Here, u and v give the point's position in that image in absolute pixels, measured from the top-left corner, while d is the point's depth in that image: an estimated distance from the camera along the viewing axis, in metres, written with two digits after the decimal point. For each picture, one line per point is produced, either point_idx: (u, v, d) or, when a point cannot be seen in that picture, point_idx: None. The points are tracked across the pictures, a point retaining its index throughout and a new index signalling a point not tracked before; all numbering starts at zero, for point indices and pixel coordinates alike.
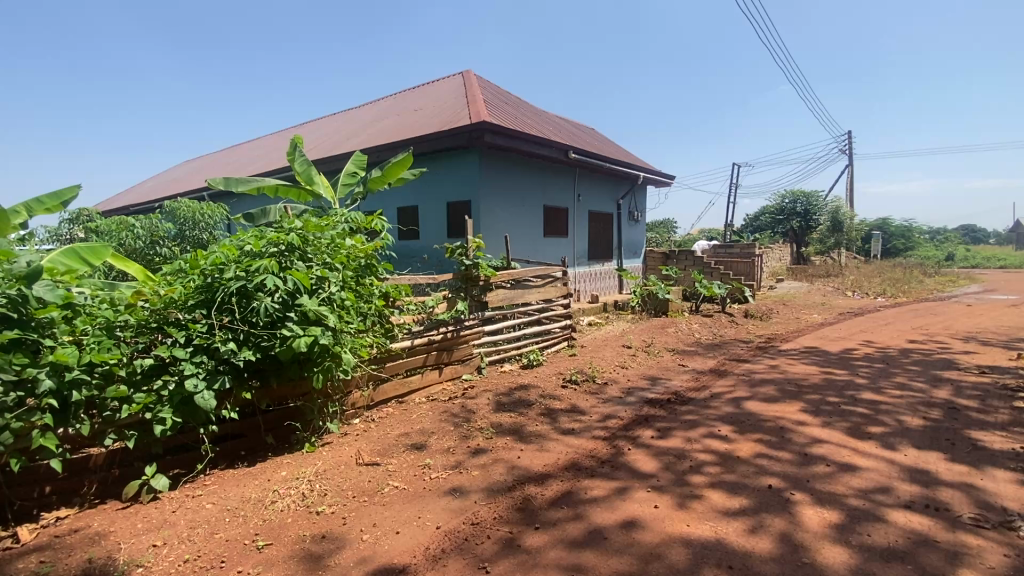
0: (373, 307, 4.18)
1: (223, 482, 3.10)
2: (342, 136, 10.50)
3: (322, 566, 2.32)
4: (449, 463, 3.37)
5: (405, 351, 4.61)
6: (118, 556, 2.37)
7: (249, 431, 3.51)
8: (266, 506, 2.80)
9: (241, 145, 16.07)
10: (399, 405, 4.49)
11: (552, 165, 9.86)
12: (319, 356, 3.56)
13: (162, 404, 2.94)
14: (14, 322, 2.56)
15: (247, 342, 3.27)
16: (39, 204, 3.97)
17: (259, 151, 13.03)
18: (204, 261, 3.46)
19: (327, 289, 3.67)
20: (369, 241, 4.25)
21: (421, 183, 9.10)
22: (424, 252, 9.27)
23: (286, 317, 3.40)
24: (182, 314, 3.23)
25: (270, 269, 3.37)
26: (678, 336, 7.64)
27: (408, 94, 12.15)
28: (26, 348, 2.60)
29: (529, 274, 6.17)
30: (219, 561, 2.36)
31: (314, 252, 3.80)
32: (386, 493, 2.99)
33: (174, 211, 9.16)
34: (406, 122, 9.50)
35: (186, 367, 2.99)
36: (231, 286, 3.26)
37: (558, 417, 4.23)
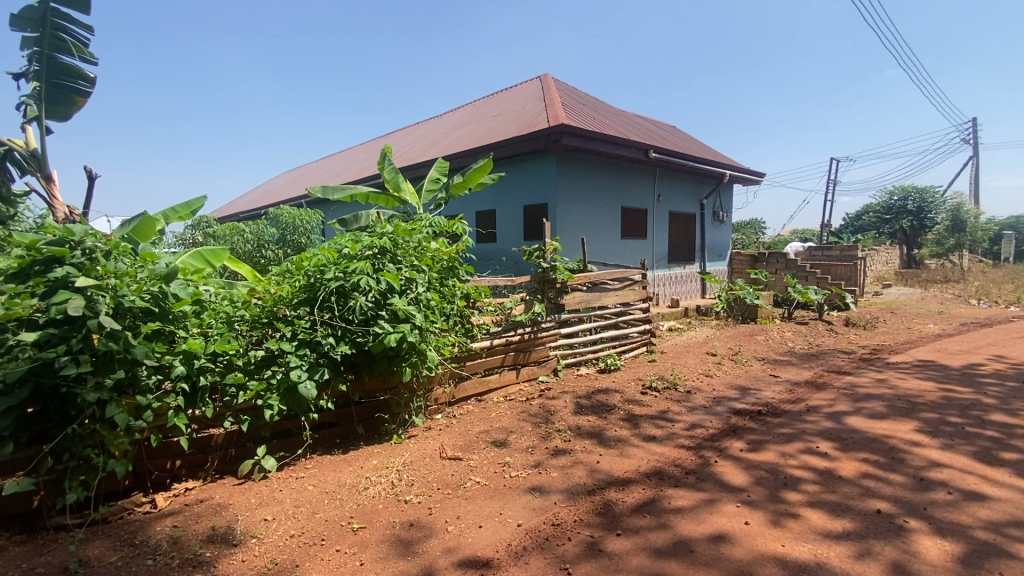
0: (456, 308, 4.34)
1: (322, 466, 3.36)
2: (425, 144, 10.94)
3: (412, 552, 2.44)
4: (528, 462, 3.41)
5: (485, 350, 4.72)
6: (236, 526, 2.64)
7: (343, 421, 3.78)
8: (360, 491, 3.00)
9: (333, 155, 17.26)
10: (478, 404, 4.59)
11: (631, 165, 9.66)
12: (407, 353, 3.76)
13: (272, 391, 3.25)
14: (155, 315, 2.94)
15: (344, 338, 3.53)
16: (174, 212, 4.53)
17: (349, 162, 13.95)
18: (308, 263, 3.78)
19: (415, 290, 3.87)
20: (452, 244, 4.43)
21: (499, 187, 9.27)
22: (502, 254, 9.42)
23: (378, 315, 3.62)
24: (289, 311, 3.54)
25: (365, 270, 3.63)
26: (768, 345, 7.16)
27: (487, 101, 12.43)
28: (164, 337, 2.98)
29: (607, 277, 6.10)
30: (320, 539, 2.56)
31: (403, 256, 4.02)
32: (468, 488, 3.08)
33: (278, 217, 10.04)
34: (486, 128, 9.77)
35: (291, 359, 3.28)
36: (331, 286, 3.53)
37: (640, 423, 4.13)
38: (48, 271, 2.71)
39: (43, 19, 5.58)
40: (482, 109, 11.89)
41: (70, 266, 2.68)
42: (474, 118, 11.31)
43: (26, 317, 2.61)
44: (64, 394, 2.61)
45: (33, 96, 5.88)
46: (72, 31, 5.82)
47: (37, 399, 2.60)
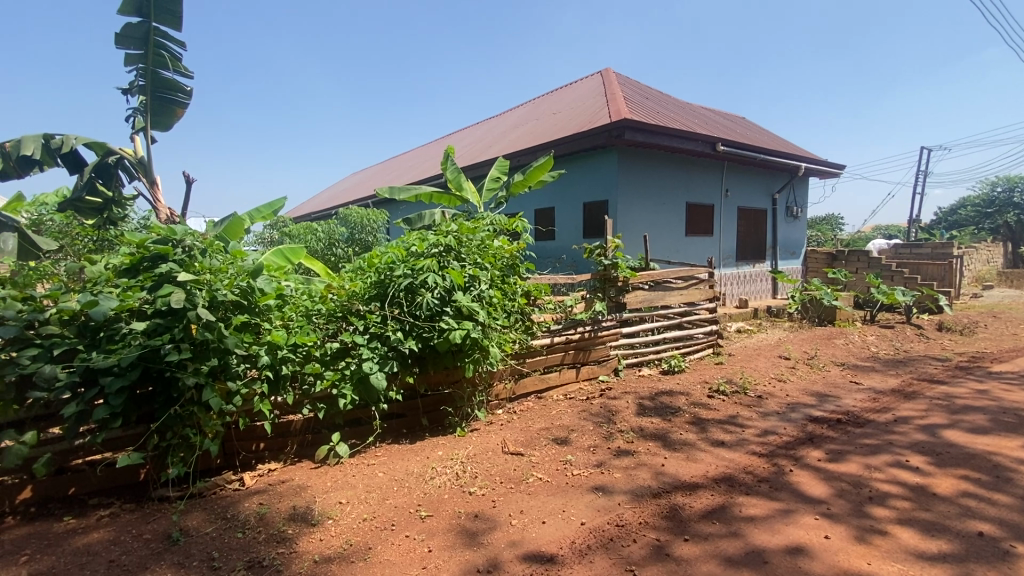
0: (517, 305, 4.38)
1: (391, 454, 3.51)
2: (486, 143, 11.09)
3: (477, 542, 2.50)
4: (591, 461, 3.39)
5: (545, 348, 4.73)
6: (314, 506, 2.81)
7: (410, 412, 3.93)
8: (426, 481, 3.11)
9: (397, 156, 17.84)
10: (538, 401, 4.61)
11: (696, 160, 9.31)
12: (470, 349, 3.85)
13: (346, 382, 3.43)
14: (244, 308, 3.19)
15: (412, 333, 3.68)
16: (258, 212, 4.87)
17: (413, 163, 14.38)
18: (379, 260, 3.95)
19: (478, 287, 3.95)
20: (514, 242, 4.47)
21: (559, 185, 9.24)
22: (561, 252, 9.38)
23: (444, 311, 3.73)
24: (362, 306, 3.72)
25: (432, 268, 3.75)
26: (848, 349, 6.68)
27: (548, 99, 12.40)
28: (251, 329, 3.23)
29: (671, 275, 5.93)
30: (390, 524, 2.68)
31: (467, 254, 4.11)
32: (531, 483, 3.10)
33: (347, 217, 10.55)
34: (546, 125, 9.75)
35: (364, 351, 3.45)
36: (401, 283, 3.67)
37: (707, 427, 3.99)
38: (154, 267, 3.00)
39: (146, 38, 6.12)
40: (541, 107, 11.89)
41: (173, 262, 2.95)
42: (534, 116, 11.33)
43: (137, 308, 2.91)
44: (167, 378, 2.89)
45: (141, 108, 6.52)
46: (171, 47, 6.35)
47: (145, 381, 2.88)
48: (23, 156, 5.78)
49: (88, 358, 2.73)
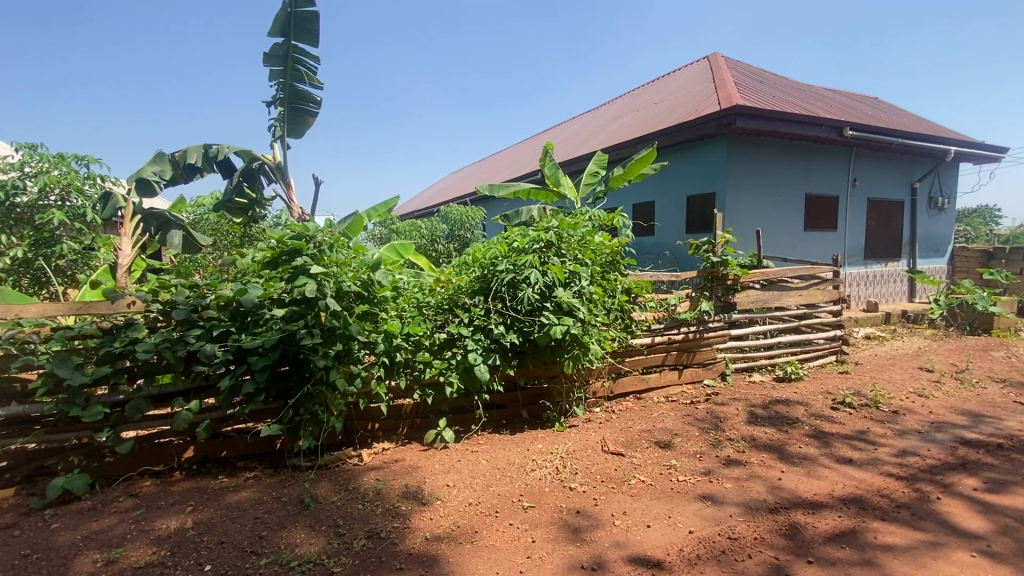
0: (618, 302, 4.29)
1: (493, 443, 3.62)
2: (584, 138, 10.96)
3: (581, 538, 2.50)
4: (697, 468, 3.24)
5: (646, 347, 4.58)
6: (425, 486, 2.99)
7: (509, 404, 4.01)
8: (527, 472, 3.17)
9: (493, 155, 18.25)
10: (637, 401, 4.48)
11: (818, 147, 8.46)
12: (570, 345, 3.84)
13: (452, 370, 3.60)
14: (365, 299, 3.46)
15: (513, 326, 3.76)
16: (374, 211, 5.25)
17: (510, 160, 14.63)
18: (483, 256, 4.06)
19: (579, 282, 3.93)
20: (615, 238, 4.38)
21: (661, 178, 8.87)
22: (662, 248, 9.01)
23: (544, 306, 3.77)
24: (467, 299, 3.86)
25: (534, 263, 3.79)
26: (1011, 363, 5.69)
27: (649, 89, 11.94)
28: (371, 318, 3.50)
29: (787, 274, 5.46)
30: (495, 510, 2.77)
31: (568, 249, 4.09)
32: (633, 485, 3.03)
33: (447, 214, 11.02)
34: (647, 116, 9.41)
35: (469, 342, 3.60)
36: (504, 278, 3.76)
37: (831, 442, 3.62)
38: (292, 260, 3.34)
39: (286, 56, 6.82)
40: (641, 98, 11.49)
41: (307, 256, 3.28)
42: (635, 107, 10.97)
43: (276, 296, 3.27)
44: (301, 359, 3.22)
45: (282, 118, 7.30)
46: (306, 62, 7.02)
47: (283, 361, 3.24)
48: (188, 164, 6.80)
49: (240, 339, 3.13)
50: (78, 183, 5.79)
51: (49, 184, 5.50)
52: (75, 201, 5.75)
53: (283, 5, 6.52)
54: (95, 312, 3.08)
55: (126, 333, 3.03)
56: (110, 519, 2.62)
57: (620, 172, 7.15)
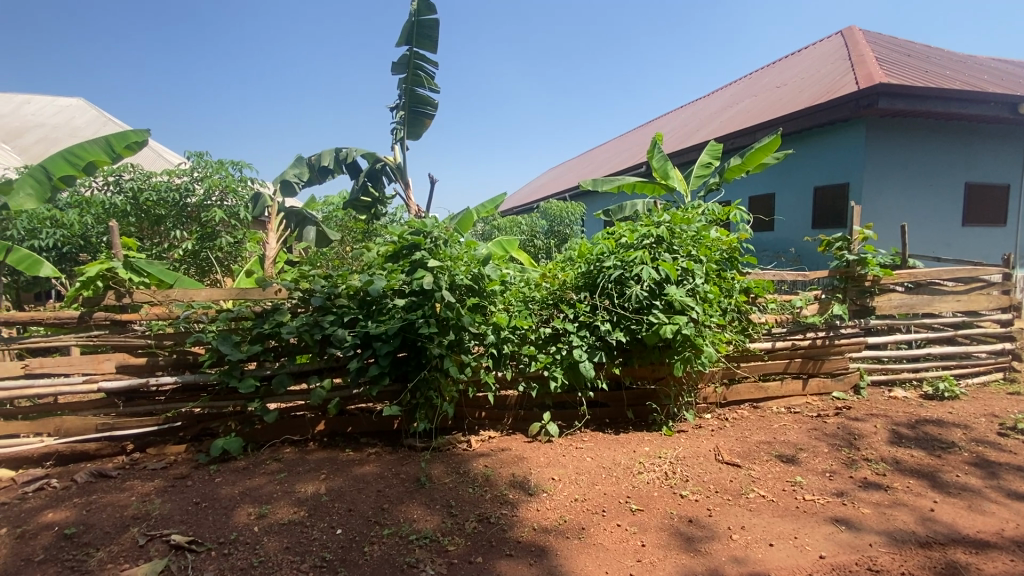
0: (734, 303, 4.02)
1: (597, 441, 3.58)
2: (694, 128, 10.38)
3: (695, 548, 2.39)
4: (827, 488, 2.94)
5: (766, 353, 4.25)
6: (531, 477, 3.04)
7: (614, 402, 3.93)
8: (635, 474, 3.09)
9: (595, 150, 18.00)
10: (754, 410, 4.16)
11: (983, 127, 7.23)
12: (681, 346, 3.67)
13: (557, 365, 3.61)
14: (475, 292, 3.59)
15: (619, 324, 3.67)
16: (482, 208, 5.42)
17: (613, 155, 14.33)
18: (590, 252, 3.99)
19: (692, 281, 3.73)
20: (733, 233, 4.10)
21: (782, 168, 8.13)
22: (784, 246, 8.26)
23: (653, 304, 3.64)
24: (573, 295, 3.83)
25: (644, 260, 3.65)
26: None
27: (769, 72, 10.99)
28: (480, 310, 3.62)
29: (942, 276, 4.74)
30: (602, 509, 2.74)
31: (680, 244, 3.88)
32: (752, 499, 2.83)
33: (547, 210, 11.07)
34: (768, 102, 8.67)
35: (574, 339, 3.58)
36: (611, 274, 3.67)
37: (1000, 472, 3.09)
38: (410, 254, 3.56)
39: (409, 62, 7.25)
40: (760, 82, 10.61)
41: (424, 251, 3.47)
42: (753, 92, 10.16)
43: (397, 287, 3.51)
44: (417, 346, 3.43)
45: (402, 121, 7.83)
46: (426, 68, 7.40)
47: (401, 348, 3.48)
48: (322, 166, 7.53)
49: (366, 325, 3.42)
50: (234, 185, 6.67)
51: (212, 186, 6.42)
52: (231, 201, 6.64)
53: (408, 15, 6.98)
54: (250, 298, 3.54)
55: (273, 317, 3.43)
56: (261, 478, 3.00)
57: (738, 161, 6.69)
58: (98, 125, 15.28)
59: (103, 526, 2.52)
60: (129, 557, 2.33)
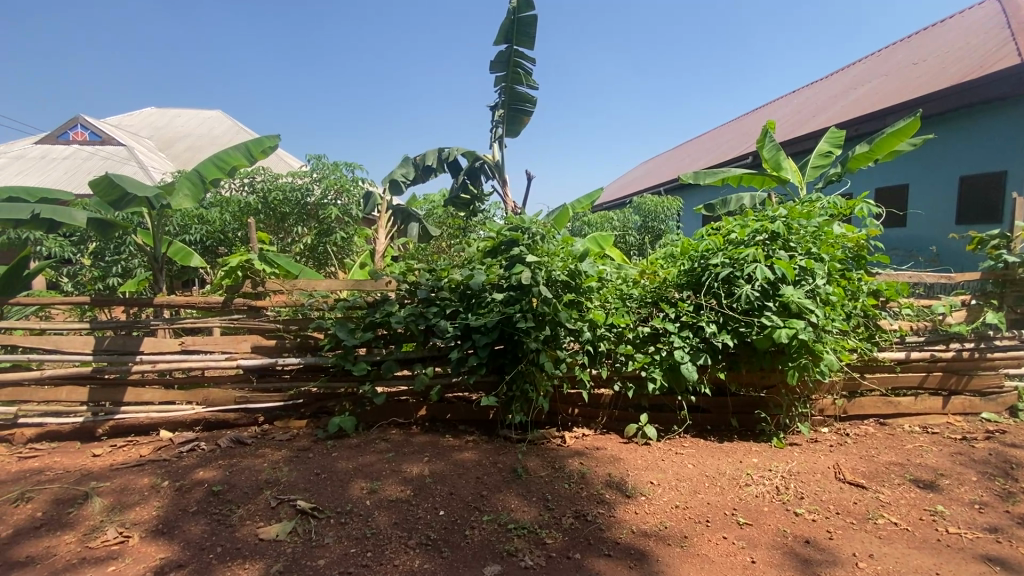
0: (860, 307, 3.64)
1: (699, 448, 3.41)
2: (809, 114, 9.50)
3: (813, 572, 2.21)
4: (977, 522, 2.57)
5: (898, 364, 3.79)
6: (628, 479, 2.97)
7: (716, 409, 3.72)
8: (741, 486, 2.90)
9: (694, 142, 17.10)
10: (881, 427, 3.72)
11: None
12: (797, 352, 3.38)
13: (656, 366, 3.48)
14: (571, 288, 3.57)
15: (726, 326, 3.46)
16: (578, 204, 5.38)
17: (714, 145, 13.52)
18: (694, 249, 3.77)
19: (812, 281, 3.42)
20: (861, 229, 3.70)
21: (919, 156, 7.18)
22: (920, 244, 7.29)
23: (766, 306, 3.38)
24: (676, 293, 3.66)
25: (757, 258, 3.39)
26: None
27: (902, 47, 9.76)
28: (577, 307, 3.59)
29: None
30: (706, 519, 2.61)
31: (799, 242, 3.57)
32: (881, 526, 2.55)
33: (641, 206, 10.68)
34: (903, 81, 7.69)
35: (675, 339, 3.42)
36: (719, 273, 3.45)
37: None
38: (508, 249, 3.61)
39: (509, 60, 7.36)
40: (892, 59, 9.45)
41: (523, 246, 3.51)
42: (883, 71, 9.07)
43: (496, 281, 3.58)
44: (515, 340, 3.48)
45: (502, 119, 8.02)
46: (525, 65, 7.47)
47: (499, 341, 3.55)
48: (425, 165, 7.90)
49: (466, 318, 3.54)
50: (348, 185, 7.26)
51: (329, 186, 7.03)
52: (343, 200, 7.25)
53: (508, 13, 7.08)
54: (364, 289, 3.80)
55: (383, 307, 3.67)
56: (371, 456, 3.22)
57: (866, 149, 6.01)
58: (233, 134, 17.33)
59: (242, 487, 2.85)
60: (263, 516, 2.62)
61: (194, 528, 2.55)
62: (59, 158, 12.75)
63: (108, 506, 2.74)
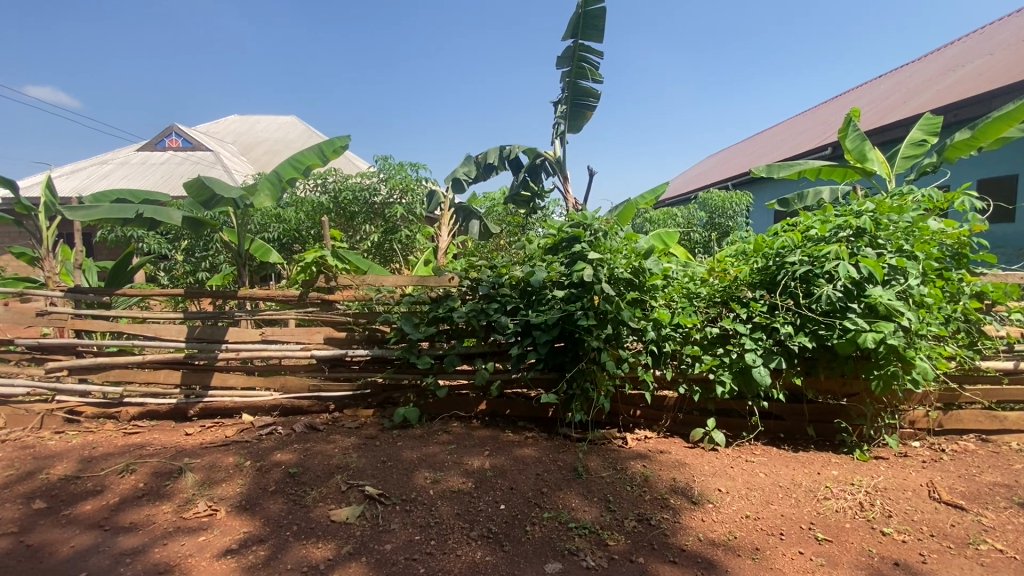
0: (960, 311, 3.31)
1: (772, 457, 3.23)
2: (899, 100, 8.73)
3: None
4: None
5: (1005, 376, 3.46)
6: (695, 485, 2.86)
7: (791, 416, 3.51)
8: (819, 499, 2.72)
9: (765, 133, 16.18)
10: (984, 444, 3.36)
11: None
12: (884, 359, 3.13)
13: (724, 369, 3.33)
14: (635, 286, 3.47)
15: (803, 328, 3.25)
16: (642, 199, 5.25)
17: (788, 137, 12.74)
18: (768, 246, 3.56)
19: (904, 281, 3.15)
20: (963, 224, 3.35)
21: None
22: None
23: (850, 308, 3.15)
24: (748, 293, 3.48)
25: (840, 255, 3.15)
26: None
27: (1012, 22, 8.75)
28: (641, 306, 3.49)
29: None
30: (779, 532, 2.47)
31: (887, 238, 3.29)
32: (983, 553, 2.31)
33: (707, 201, 10.27)
34: (1014, 60, 6.89)
35: (746, 341, 3.25)
36: (796, 271, 3.24)
37: None
38: (570, 246, 3.57)
39: (573, 55, 7.30)
40: (1000, 36, 8.49)
41: (585, 243, 3.45)
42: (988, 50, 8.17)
43: (557, 278, 3.56)
44: (576, 338, 3.45)
45: (564, 115, 7.96)
46: (590, 59, 7.38)
47: (560, 339, 3.53)
48: (487, 163, 7.99)
49: (527, 314, 3.54)
50: (412, 184, 7.47)
51: (394, 186, 7.28)
52: (408, 199, 7.47)
53: (576, 7, 7.01)
54: (428, 284, 3.89)
55: (446, 302, 3.76)
56: (435, 448, 3.31)
57: (967, 136, 5.38)
58: (305, 139, 18.34)
59: (316, 470, 3.02)
60: (334, 499, 2.76)
61: (274, 506, 2.73)
62: (157, 164, 14.01)
63: (199, 481, 2.99)
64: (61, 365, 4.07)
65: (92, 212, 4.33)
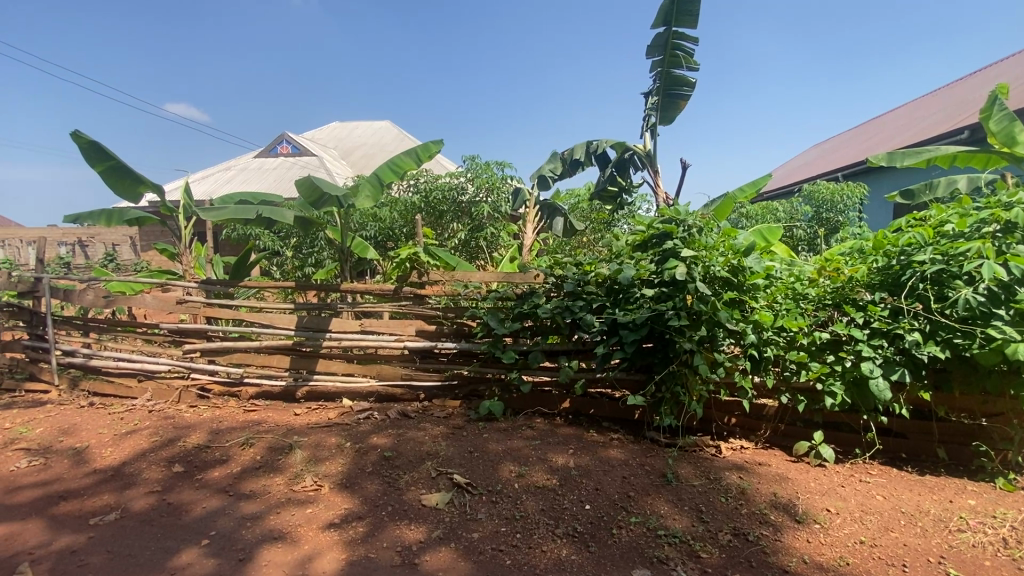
0: None
1: (892, 479, 2.90)
2: None
3: None
4: None
5: None
6: (798, 502, 2.64)
7: (915, 435, 3.14)
8: (952, 531, 2.40)
9: (886, 117, 14.46)
10: None
11: None
12: None
13: (836, 378, 3.04)
14: (733, 285, 3.26)
15: (934, 336, 2.89)
16: (741, 192, 4.93)
17: (913, 120, 11.33)
18: (891, 243, 3.18)
19: None
20: None
21: None
22: None
23: (995, 314, 2.75)
24: (866, 295, 3.13)
25: (985, 254, 2.75)
26: None
27: None
28: (739, 307, 3.27)
29: None
30: (902, 563, 2.21)
31: None
32: None
33: (813, 194, 9.41)
34: None
35: (864, 349, 2.93)
36: (927, 271, 2.87)
37: None
38: (661, 243, 3.42)
39: (666, 43, 7.01)
40: None
41: (678, 240, 3.28)
42: None
43: (646, 276, 3.44)
44: (666, 339, 3.32)
45: (656, 106, 7.68)
46: (685, 46, 7.04)
47: (649, 339, 3.42)
48: (573, 159, 7.91)
49: (614, 313, 3.45)
50: (498, 183, 7.60)
51: (481, 184, 7.46)
52: (494, 197, 7.62)
53: None
54: (514, 281, 3.94)
55: (531, 299, 3.77)
56: (519, 442, 3.34)
57: None
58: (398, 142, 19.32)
59: (408, 456, 3.17)
60: (425, 484, 2.89)
61: (371, 486, 2.91)
62: (271, 168, 15.46)
63: (306, 457, 3.27)
64: (194, 347, 4.61)
65: (221, 212, 4.86)
